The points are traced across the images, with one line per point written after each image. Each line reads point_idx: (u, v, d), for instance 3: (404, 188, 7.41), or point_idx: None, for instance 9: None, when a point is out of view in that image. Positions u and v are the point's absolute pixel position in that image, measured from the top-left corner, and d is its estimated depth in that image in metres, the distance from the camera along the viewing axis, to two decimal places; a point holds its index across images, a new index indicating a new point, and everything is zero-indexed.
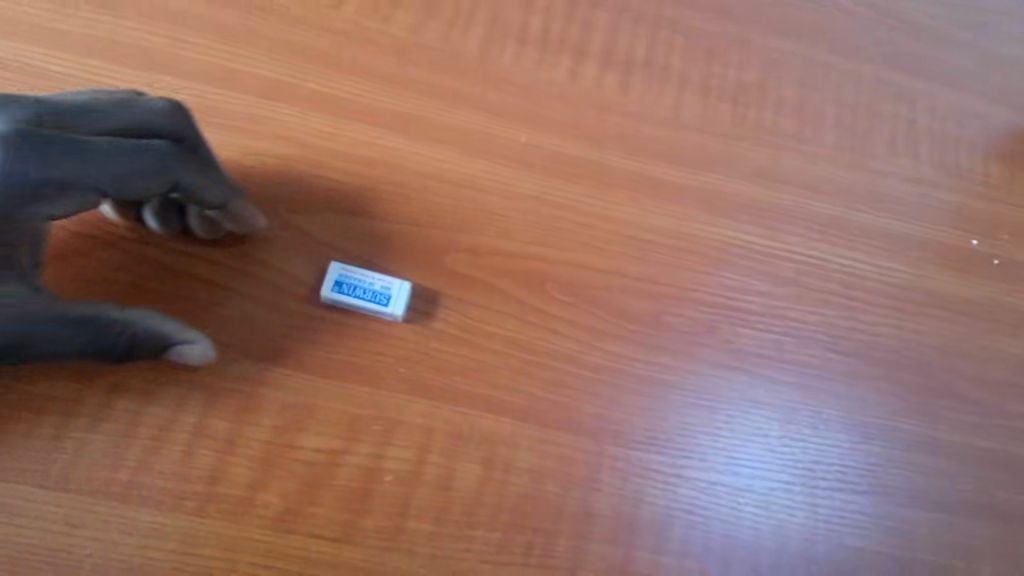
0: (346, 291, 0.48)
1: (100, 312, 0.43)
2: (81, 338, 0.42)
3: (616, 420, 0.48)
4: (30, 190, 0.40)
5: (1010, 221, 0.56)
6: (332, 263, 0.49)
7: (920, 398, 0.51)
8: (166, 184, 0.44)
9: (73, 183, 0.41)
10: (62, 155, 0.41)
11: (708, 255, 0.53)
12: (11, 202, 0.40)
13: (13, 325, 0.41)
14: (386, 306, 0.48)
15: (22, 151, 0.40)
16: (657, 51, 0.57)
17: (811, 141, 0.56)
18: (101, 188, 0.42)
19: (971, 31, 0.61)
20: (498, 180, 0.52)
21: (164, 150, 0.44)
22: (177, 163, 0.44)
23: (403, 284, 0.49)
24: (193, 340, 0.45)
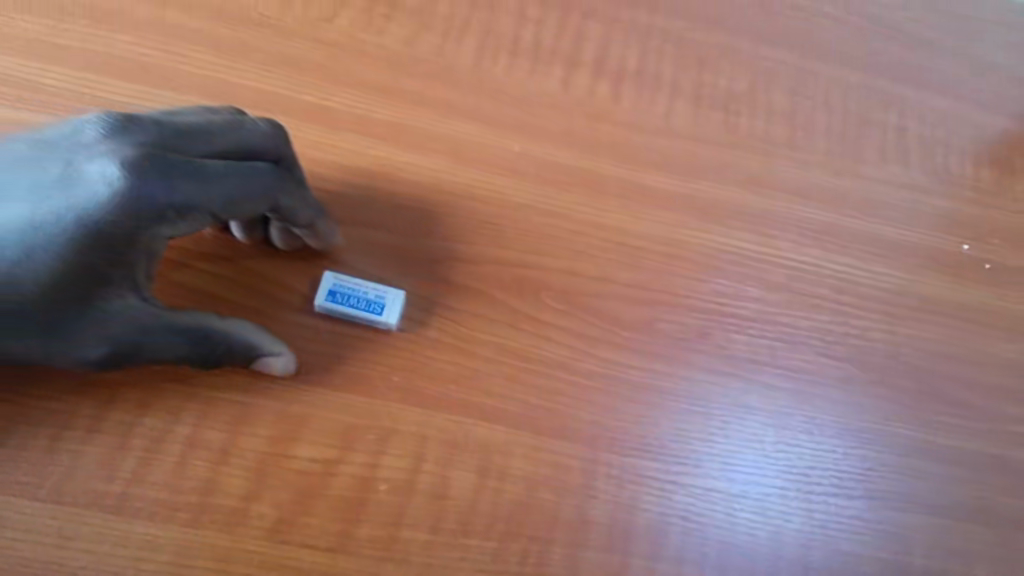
0: (340, 300, 0.48)
1: (204, 325, 0.44)
2: (185, 349, 0.43)
3: (611, 426, 0.48)
4: (154, 211, 0.42)
5: (1001, 226, 0.56)
6: (326, 273, 0.49)
7: (914, 403, 0.51)
8: (274, 208, 0.46)
9: (195, 206, 0.43)
10: (183, 177, 0.42)
11: (701, 261, 0.53)
12: (136, 222, 0.42)
13: (125, 335, 0.42)
14: (380, 315, 0.48)
15: (148, 174, 0.42)
16: (649, 61, 0.58)
17: (803, 149, 0.57)
18: (216, 210, 0.44)
19: (960, 38, 0.62)
20: (493, 189, 0.53)
21: (272, 175, 0.45)
22: (282, 188, 0.46)
23: (397, 293, 0.49)
24: (281, 356, 0.46)
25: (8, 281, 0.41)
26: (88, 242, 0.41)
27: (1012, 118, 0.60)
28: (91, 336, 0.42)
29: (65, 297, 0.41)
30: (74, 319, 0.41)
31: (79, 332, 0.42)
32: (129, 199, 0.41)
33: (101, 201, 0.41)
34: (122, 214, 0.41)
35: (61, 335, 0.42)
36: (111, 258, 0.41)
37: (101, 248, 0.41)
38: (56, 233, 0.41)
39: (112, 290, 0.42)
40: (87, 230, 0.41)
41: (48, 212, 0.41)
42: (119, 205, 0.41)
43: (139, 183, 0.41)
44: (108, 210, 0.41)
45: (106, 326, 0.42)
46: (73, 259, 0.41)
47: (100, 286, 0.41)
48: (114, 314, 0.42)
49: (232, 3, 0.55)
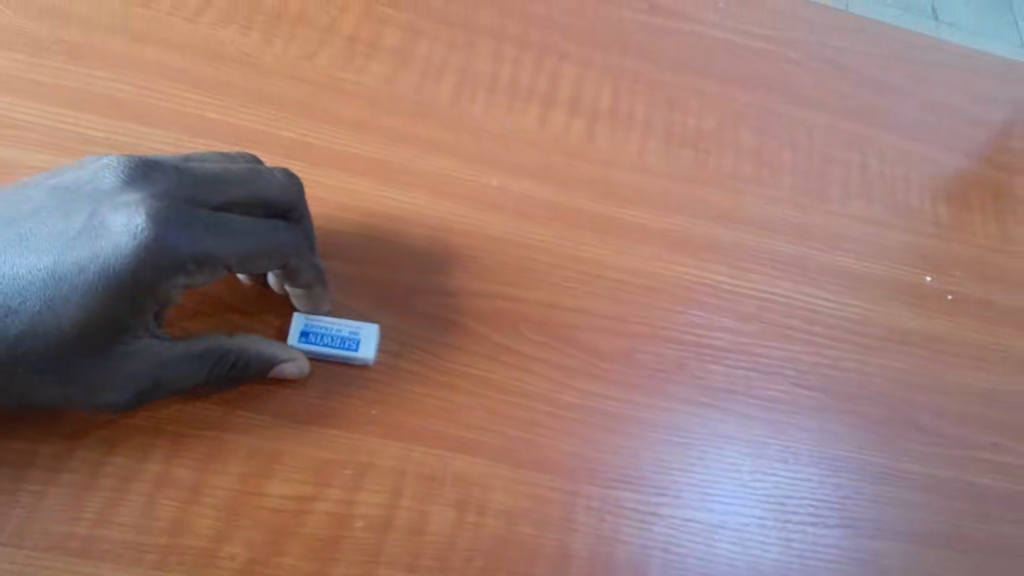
0: (315, 340, 0.48)
1: (219, 351, 0.44)
2: (202, 376, 0.44)
3: (590, 458, 0.48)
4: (174, 263, 0.41)
5: (961, 258, 0.59)
6: (298, 314, 0.49)
7: (885, 431, 0.53)
8: (287, 262, 0.46)
9: (213, 259, 0.43)
10: (204, 231, 0.42)
11: (675, 293, 0.54)
12: (156, 275, 0.41)
13: (142, 374, 0.42)
14: (356, 351, 0.48)
15: (171, 225, 0.41)
16: (621, 100, 0.59)
17: (770, 184, 0.58)
18: (233, 263, 0.44)
19: (916, 80, 0.65)
20: (471, 222, 0.53)
21: (287, 231, 0.46)
22: (297, 243, 0.46)
23: (372, 327, 0.49)
24: (296, 361, 0.46)
25: (31, 330, 0.41)
26: (108, 292, 0.41)
27: (967, 155, 0.62)
28: (108, 379, 0.42)
29: (84, 343, 0.41)
30: (89, 364, 0.41)
31: (96, 376, 0.42)
32: (151, 253, 0.41)
33: (124, 254, 0.40)
34: (144, 267, 0.41)
35: (78, 380, 0.42)
36: (129, 307, 0.41)
37: (120, 298, 0.41)
38: (79, 284, 0.41)
39: (129, 334, 0.42)
40: (109, 282, 0.41)
41: (72, 263, 0.41)
42: (140, 258, 0.41)
43: (161, 236, 0.41)
44: (131, 262, 0.41)
45: (122, 368, 0.42)
46: (92, 308, 0.41)
47: (117, 332, 0.41)
48: (131, 356, 0.42)
49: (211, 41, 0.55)
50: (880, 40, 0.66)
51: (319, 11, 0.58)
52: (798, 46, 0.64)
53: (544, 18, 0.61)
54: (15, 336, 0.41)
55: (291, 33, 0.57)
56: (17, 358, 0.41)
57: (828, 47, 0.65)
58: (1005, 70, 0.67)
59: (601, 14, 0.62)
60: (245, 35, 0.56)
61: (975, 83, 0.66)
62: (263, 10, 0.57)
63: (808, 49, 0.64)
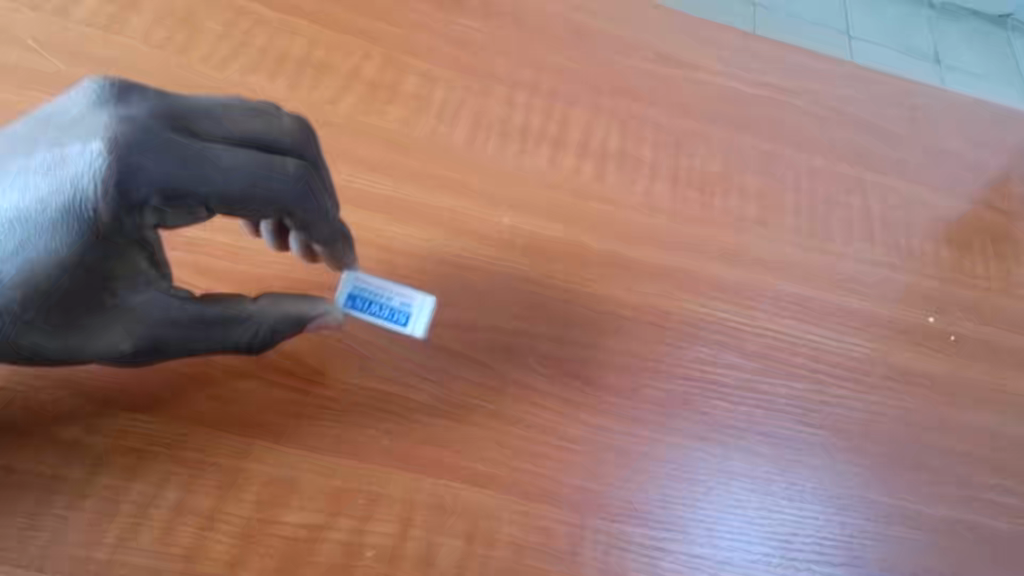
0: (363, 307, 0.51)
1: (238, 310, 0.45)
2: (217, 333, 0.44)
3: (598, 492, 0.49)
4: (143, 202, 0.38)
5: (964, 300, 0.60)
6: (346, 273, 0.51)
7: (890, 470, 0.53)
8: (283, 207, 0.42)
9: (191, 197, 0.39)
10: (177, 163, 0.38)
11: (682, 331, 0.55)
12: (121, 216, 0.37)
13: (143, 327, 0.42)
14: (405, 326, 0.51)
15: (139, 155, 0.37)
16: (629, 143, 0.61)
17: (774, 226, 0.60)
18: (214, 203, 0.40)
19: (917, 126, 0.66)
20: (483, 259, 0.55)
21: (285, 169, 0.41)
22: (294, 183, 0.42)
23: (422, 304, 0.52)
24: (332, 312, 0.48)
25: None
26: (74, 234, 0.37)
27: (968, 199, 0.64)
28: (109, 330, 0.41)
29: (63, 292, 0.39)
30: (78, 313, 0.40)
31: (94, 328, 0.41)
32: (111, 191, 0.37)
33: (85, 193, 0.37)
34: (105, 207, 0.37)
35: (73, 330, 0.41)
36: (102, 253, 0.38)
37: (87, 240, 0.38)
38: (44, 223, 0.37)
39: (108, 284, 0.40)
40: (72, 222, 0.37)
41: (33, 199, 0.37)
42: (100, 197, 0.37)
43: (122, 173, 0.37)
44: (92, 198, 0.37)
45: (122, 321, 0.41)
46: (60, 253, 0.38)
47: (98, 280, 0.39)
48: (129, 309, 0.41)
49: (240, 86, 0.58)
50: (880, 88, 0.68)
51: (343, 57, 0.61)
52: (801, 93, 0.66)
53: (556, 66, 0.64)
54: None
55: (316, 78, 0.59)
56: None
57: (831, 94, 0.67)
58: (1003, 118, 0.69)
59: (611, 62, 0.65)
60: (272, 80, 0.59)
61: (974, 130, 0.67)
62: (290, 57, 0.60)
63: (812, 95, 0.66)
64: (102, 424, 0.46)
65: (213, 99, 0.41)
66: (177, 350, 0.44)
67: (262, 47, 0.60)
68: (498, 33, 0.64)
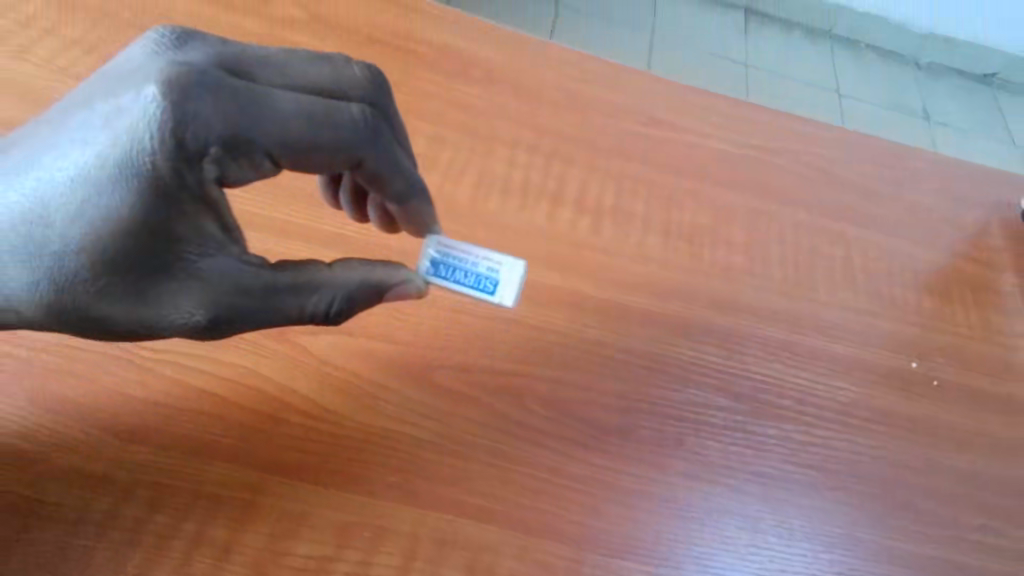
0: (450, 275, 0.52)
1: (309, 277, 0.46)
2: (290, 300, 0.45)
3: (594, 528, 0.51)
4: (204, 151, 0.39)
5: (945, 345, 0.63)
6: (431, 239, 0.53)
7: (877, 509, 0.55)
8: (349, 151, 0.44)
9: (251, 143, 0.40)
10: (234, 105, 0.39)
11: (673, 374, 0.58)
12: (182, 168, 0.39)
13: (212, 294, 0.42)
14: (492, 295, 0.51)
15: (195, 100, 0.38)
16: (624, 197, 0.65)
17: (760, 276, 0.63)
18: (276, 152, 0.41)
19: (897, 187, 0.72)
20: (486, 306, 0.58)
21: (346, 114, 0.44)
22: (359, 128, 0.44)
23: (510, 271, 0.51)
24: (413, 281, 0.50)
25: (68, 241, 0.39)
26: (137, 190, 0.38)
27: (946, 251, 0.69)
28: (180, 298, 0.42)
29: (132, 256, 0.40)
30: (145, 279, 0.41)
31: (164, 295, 0.41)
32: (170, 140, 0.38)
33: (144, 143, 0.38)
34: (165, 159, 0.38)
35: (143, 298, 0.41)
36: (168, 210, 0.39)
37: (150, 196, 0.39)
38: (107, 180, 0.38)
39: (174, 246, 0.40)
40: (136, 178, 0.38)
41: (94, 156, 0.38)
42: (160, 149, 0.38)
43: (180, 122, 0.38)
44: (150, 148, 0.38)
45: (194, 287, 0.42)
46: (125, 211, 0.39)
47: (166, 240, 0.40)
48: (200, 275, 0.42)
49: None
50: (867, 148, 0.73)
51: None
52: (784, 155, 0.71)
53: (556, 125, 0.68)
54: (59, 251, 0.40)
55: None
56: (64, 272, 0.40)
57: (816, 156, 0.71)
58: (970, 178, 0.75)
59: (608, 121, 0.69)
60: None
61: (954, 188, 0.73)
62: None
63: (797, 156, 0.71)
64: (128, 460, 0.49)
65: (276, 59, 0.43)
66: (248, 318, 0.44)
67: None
68: (501, 95, 0.68)
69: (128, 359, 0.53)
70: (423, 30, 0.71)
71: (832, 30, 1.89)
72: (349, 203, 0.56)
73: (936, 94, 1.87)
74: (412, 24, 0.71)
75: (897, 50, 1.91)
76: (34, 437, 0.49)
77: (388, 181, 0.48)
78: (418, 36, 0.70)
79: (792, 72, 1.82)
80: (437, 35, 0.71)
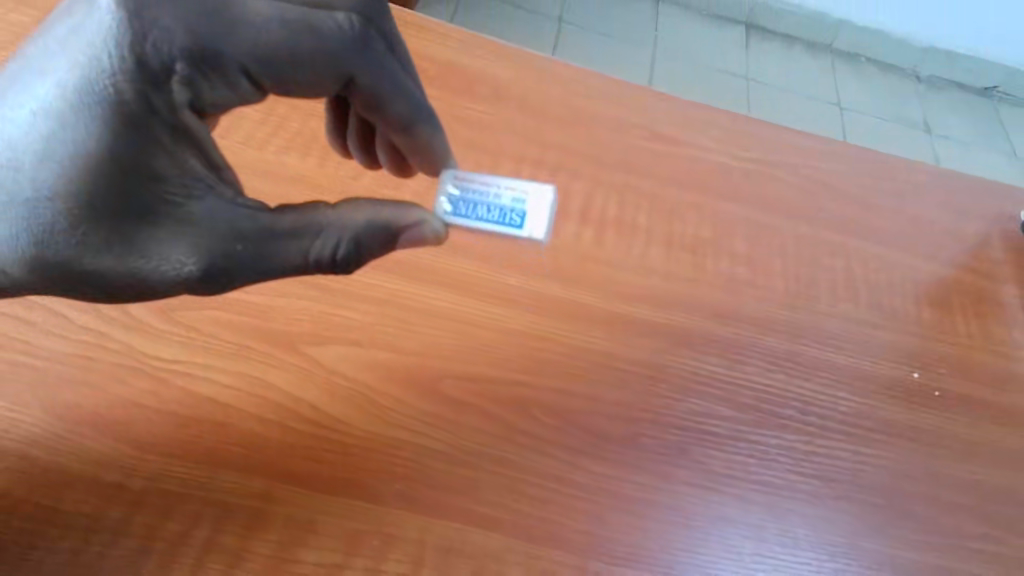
0: (475, 215, 0.51)
1: (311, 220, 0.46)
2: (291, 243, 0.46)
3: (600, 536, 0.52)
4: (167, 67, 0.43)
5: (946, 356, 0.64)
6: (451, 179, 0.52)
7: (880, 519, 0.56)
8: (338, 62, 0.49)
9: (220, 56, 0.44)
10: (197, 17, 0.43)
11: (677, 385, 0.59)
12: (146, 90, 0.42)
13: (204, 236, 0.44)
14: (520, 229, 0.50)
15: (150, 17, 0.42)
16: (627, 211, 0.66)
17: (761, 287, 0.64)
18: (252, 66, 0.46)
19: (898, 198, 0.73)
20: (493, 318, 0.59)
21: (328, 25, 0.48)
22: (343, 41, 0.49)
23: (535, 202, 0.50)
24: (428, 222, 0.49)
25: (40, 184, 0.42)
26: (103, 116, 0.41)
27: (947, 262, 0.70)
28: (172, 245, 0.44)
29: (108, 196, 0.42)
30: (131, 223, 0.43)
31: (155, 244, 0.43)
32: (130, 58, 0.42)
33: (103, 66, 0.42)
34: (127, 81, 0.42)
35: (133, 246, 0.43)
36: (140, 139, 0.42)
37: (115, 122, 0.42)
38: (71, 110, 0.41)
39: (153, 185, 0.43)
40: (100, 103, 0.41)
41: (59, 90, 0.42)
42: (120, 70, 0.42)
43: (138, 40, 0.42)
44: (112, 72, 0.42)
45: (186, 232, 0.44)
46: (94, 141, 0.41)
47: (142, 177, 0.42)
48: (189, 218, 0.44)
49: (273, 162, 0.63)
50: (865, 162, 0.74)
51: None
52: (785, 166, 0.72)
53: (560, 139, 0.69)
54: (33, 198, 0.42)
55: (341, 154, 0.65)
56: (42, 218, 0.42)
57: (816, 167, 0.73)
58: (970, 191, 0.76)
59: (612, 135, 0.70)
60: (302, 158, 0.64)
61: (955, 201, 0.74)
62: (319, 138, 0.65)
63: (800, 169, 0.72)
64: (140, 468, 0.50)
65: None
66: (248, 266, 0.45)
67: (296, 129, 0.66)
68: (507, 111, 0.70)
69: (141, 369, 0.54)
70: (431, 47, 0.72)
71: (833, 42, 1.91)
72: (358, 150, 0.62)
73: (937, 106, 1.89)
74: (420, 41, 0.72)
75: (897, 64, 1.93)
76: (49, 446, 0.50)
77: (389, 102, 0.54)
78: (426, 53, 0.72)
79: (794, 84, 1.84)
80: (443, 52, 0.72)
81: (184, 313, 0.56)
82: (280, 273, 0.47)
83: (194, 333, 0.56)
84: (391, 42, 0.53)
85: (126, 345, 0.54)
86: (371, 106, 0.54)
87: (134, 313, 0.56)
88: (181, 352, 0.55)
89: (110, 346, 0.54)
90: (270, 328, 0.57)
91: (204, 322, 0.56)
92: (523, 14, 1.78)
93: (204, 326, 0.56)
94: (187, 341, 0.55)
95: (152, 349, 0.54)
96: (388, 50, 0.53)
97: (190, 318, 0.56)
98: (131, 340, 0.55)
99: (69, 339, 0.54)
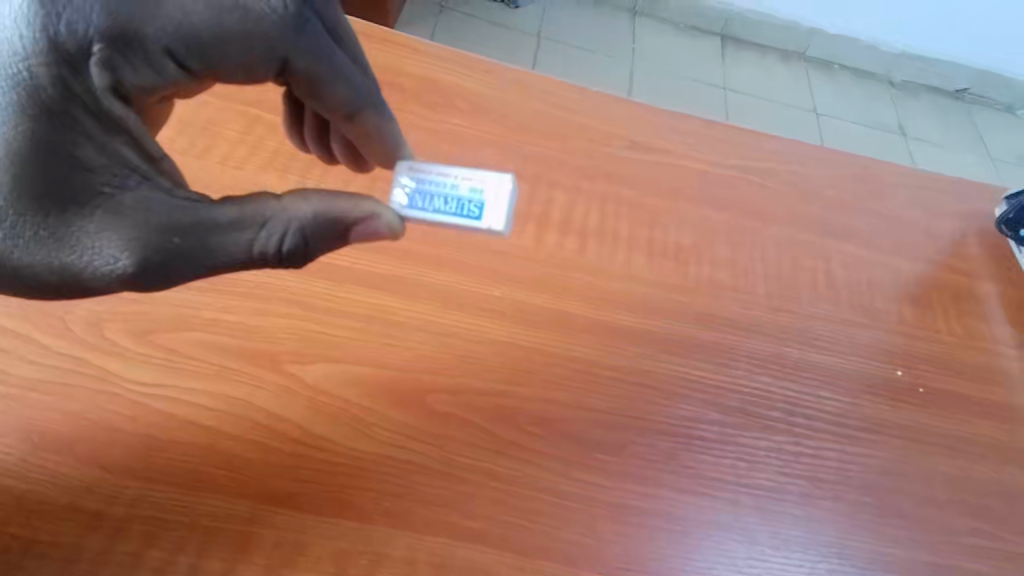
0: (433, 207, 0.50)
1: (254, 213, 0.45)
2: (232, 235, 0.45)
3: (591, 546, 0.51)
4: (83, 50, 0.42)
5: (930, 353, 0.64)
6: (405, 173, 0.51)
7: (871, 518, 0.56)
8: (270, 48, 0.49)
9: (143, 41, 0.44)
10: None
11: (664, 390, 0.59)
12: (63, 73, 0.41)
13: (139, 228, 0.43)
14: (478, 219, 0.49)
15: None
16: (608, 220, 0.66)
17: (744, 290, 0.65)
18: (178, 50, 0.45)
19: (875, 198, 0.74)
20: (477, 330, 0.59)
21: (259, 11, 0.47)
22: (272, 26, 0.48)
23: (490, 194, 0.50)
24: (381, 215, 0.48)
25: None
26: (19, 102, 0.40)
27: (925, 260, 0.70)
28: (103, 238, 0.42)
29: (31, 185, 0.41)
30: (59, 213, 0.42)
31: (86, 237, 0.42)
32: (43, 39, 0.41)
33: (16, 49, 0.40)
34: (42, 64, 0.41)
35: (63, 239, 0.42)
36: (62, 125, 0.42)
37: (33, 109, 0.41)
38: None
39: (80, 173, 0.42)
40: (15, 89, 0.40)
41: None
42: (33, 53, 0.41)
43: (50, 21, 0.41)
44: (28, 55, 0.41)
45: (119, 224, 0.42)
46: (11, 127, 0.40)
47: (67, 166, 0.42)
48: (122, 209, 0.43)
49: (252, 182, 0.63)
50: (841, 165, 0.75)
51: None
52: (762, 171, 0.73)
53: (541, 150, 0.69)
54: None
55: (321, 173, 0.65)
56: None
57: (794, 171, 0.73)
58: (943, 191, 0.77)
59: (591, 146, 0.71)
60: (282, 176, 0.64)
61: (930, 201, 0.76)
62: (298, 156, 0.65)
63: (775, 173, 0.73)
64: (121, 495, 0.49)
65: None
66: (188, 259, 0.44)
67: (274, 149, 0.65)
68: (487, 124, 0.70)
69: (122, 394, 0.53)
70: (409, 65, 0.73)
71: (806, 52, 1.95)
72: (318, 146, 0.62)
73: (910, 110, 1.92)
74: (398, 59, 0.73)
75: (870, 70, 1.97)
76: (26, 475, 0.49)
77: (332, 88, 0.54)
78: (404, 69, 0.72)
79: (770, 93, 1.86)
80: (422, 68, 0.73)
81: (164, 336, 0.56)
82: (223, 267, 0.46)
83: (175, 355, 0.55)
84: (334, 27, 0.52)
85: (105, 370, 0.54)
86: (315, 93, 0.54)
87: (112, 338, 0.55)
88: (162, 375, 0.54)
89: (89, 371, 0.53)
90: (253, 347, 0.56)
91: (185, 345, 0.55)
92: (500, 31, 1.79)
93: (185, 348, 0.55)
94: (167, 363, 0.55)
95: (132, 374, 0.54)
96: (330, 37, 0.52)
97: (170, 340, 0.55)
98: (110, 364, 0.54)
99: (47, 366, 0.53)
